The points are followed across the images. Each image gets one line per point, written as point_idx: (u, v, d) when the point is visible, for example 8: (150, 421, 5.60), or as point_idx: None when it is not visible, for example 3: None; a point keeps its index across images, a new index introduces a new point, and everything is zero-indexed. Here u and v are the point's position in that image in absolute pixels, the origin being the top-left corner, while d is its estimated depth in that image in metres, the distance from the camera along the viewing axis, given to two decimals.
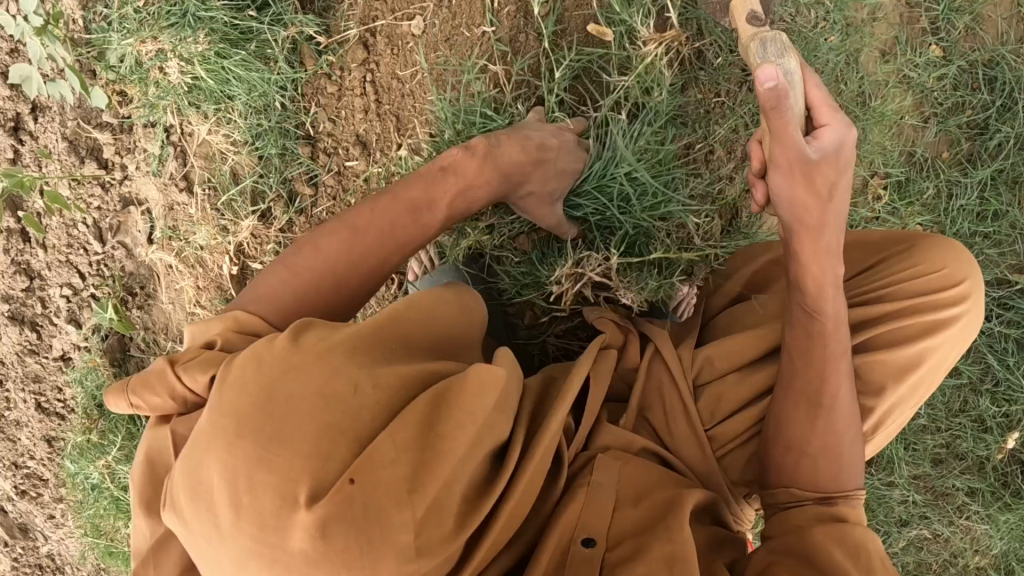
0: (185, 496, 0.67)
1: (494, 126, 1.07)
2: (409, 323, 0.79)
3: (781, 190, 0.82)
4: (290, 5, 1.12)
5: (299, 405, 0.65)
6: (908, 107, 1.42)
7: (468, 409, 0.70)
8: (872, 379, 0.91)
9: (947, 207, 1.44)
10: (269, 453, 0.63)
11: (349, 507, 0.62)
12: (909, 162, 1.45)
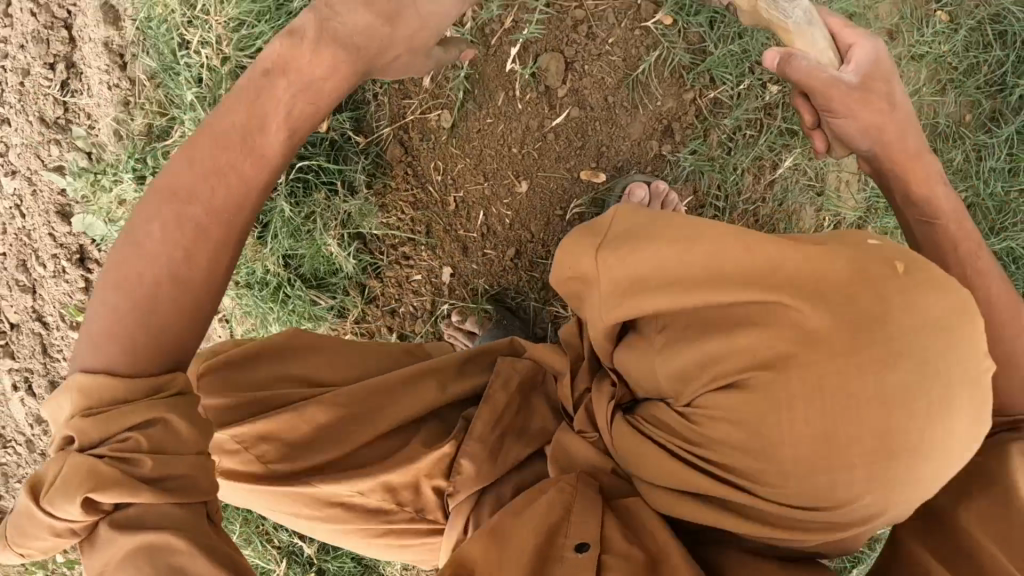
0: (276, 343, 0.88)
1: (550, 212, 1.24)
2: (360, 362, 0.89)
3: (852, 128, 0.89)
4: (325, 116, 1.20)
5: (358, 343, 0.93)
6: (924, 80, 1.44)
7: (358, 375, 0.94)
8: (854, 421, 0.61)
9: (978, 169, 1.45)
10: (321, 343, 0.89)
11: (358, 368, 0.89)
12: (934, 134, 1.45)
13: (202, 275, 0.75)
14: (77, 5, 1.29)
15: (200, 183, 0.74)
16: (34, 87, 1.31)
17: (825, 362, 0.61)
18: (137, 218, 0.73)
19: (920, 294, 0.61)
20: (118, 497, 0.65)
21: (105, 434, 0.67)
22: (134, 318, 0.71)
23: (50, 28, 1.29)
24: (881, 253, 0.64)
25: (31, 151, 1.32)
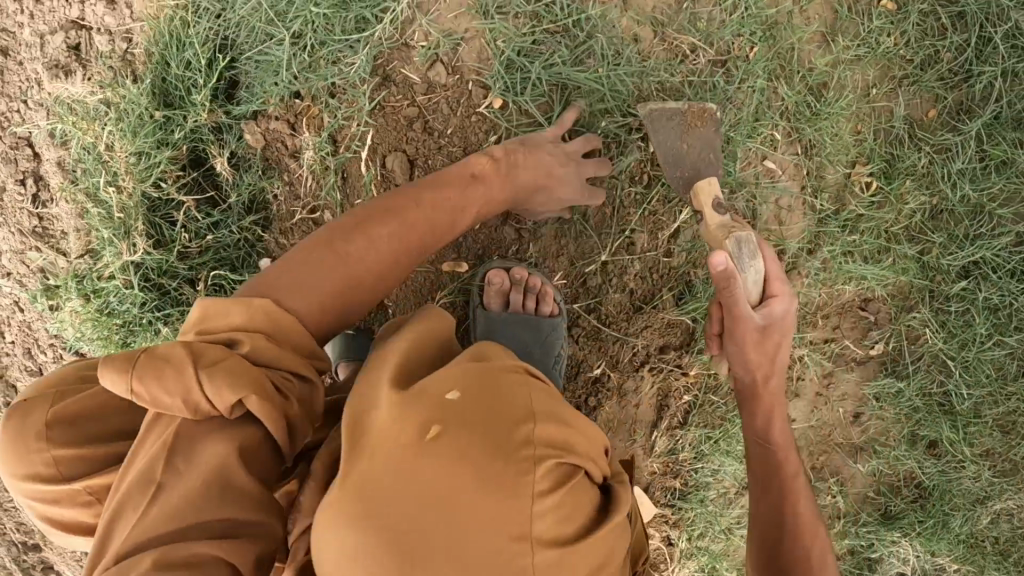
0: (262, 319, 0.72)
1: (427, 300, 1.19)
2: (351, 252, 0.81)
3: (738, 355, 1.00)
4: (230, 216, 1.23)
5: (384, 248, 0.85)
6: (873, 81, 1.26)
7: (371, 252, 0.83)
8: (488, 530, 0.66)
9: (946, 170, 1.28)
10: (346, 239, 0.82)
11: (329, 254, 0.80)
12: (890, 139, 1.29)
13: (382, 283, 0.85)
14: (33, 124, 1.40)
15: (386, 229, 0.86)
16: (11, 203, 1.44)
17: (354, 502, 0.66)
18: (350, 236, 0.83)
19: (478, 454, 0.67)
20: (265, 416, 0.68)
21: (276, 360, 0.72)
22: (328, 301, 0.78)
23: (16, 148, 1.42)
24: (439, 405, 0.69)
25: (18, 257, 1.45)
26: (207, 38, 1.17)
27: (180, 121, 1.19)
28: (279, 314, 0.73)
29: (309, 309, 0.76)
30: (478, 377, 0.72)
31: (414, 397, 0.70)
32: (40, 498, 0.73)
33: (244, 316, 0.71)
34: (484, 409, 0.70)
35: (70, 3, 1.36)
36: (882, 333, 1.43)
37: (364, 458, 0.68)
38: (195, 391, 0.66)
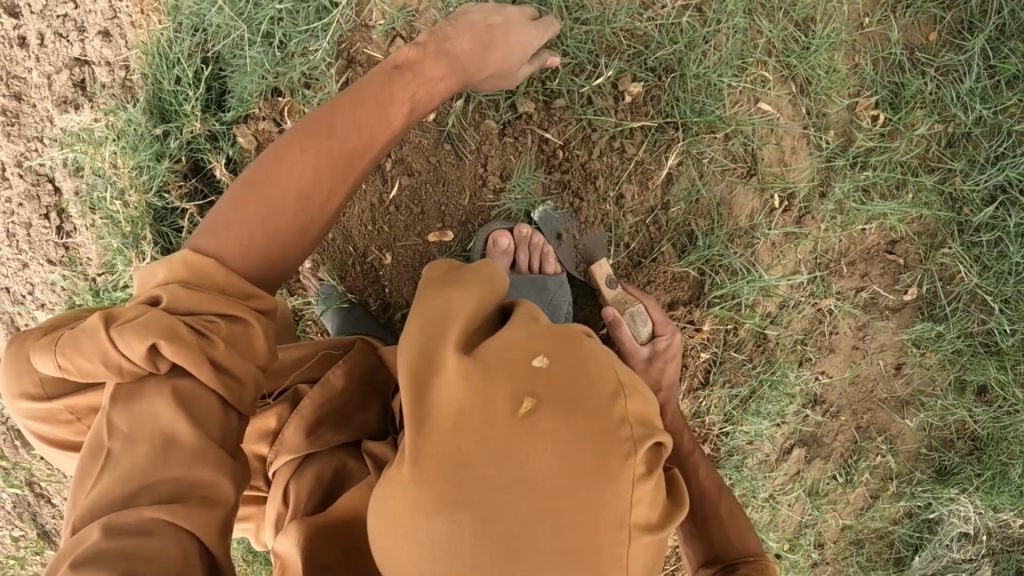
0: (187, 270, 0.71)
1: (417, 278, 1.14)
2: (273, 181, 0.75)
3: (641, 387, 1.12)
4: None
5: (307, 171, 0.76)
6: (864, 10, 1.22)
7: (300, 173, 0.75)
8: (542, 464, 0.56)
9: (956, 93, 1.23)
10: (271, 175, 0.75)
11: (251, 183, 0.74)
12: (891, 68, 1.24)
13: (317, 204, 0.77)
14: (49, 159, 1.47)
15: (307, 152, 0.76)
16: (38, 236, 1.51)
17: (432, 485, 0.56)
18: (267, 178, 0.75)
19: (575, 432, 0.57)
20: (184, 362, 0.67)
21: (192, 308, 0.69)
22: (271, 244, 0.74)
23: (37, 185, 1.49)
24: (527, 375, 0.59)
25: (48, 286, 1.53)
26: (191, 54, 1.22)
27: (176, 133, 1.24)
28: (195, 261, 0.71)
29: (234, 249, 0.73)
30: (560, 339, 0.62)
31: (493, 367, 0.59)
32: (34, 418, 0.79)
33: (166, 270, 0.71)
34: (577, 381, 0.59)
35: (71, 43, 1.44)
36: (913, 276, 1.36)
37: (444, 442, 0.57)
38: (114, 350, 0.68)
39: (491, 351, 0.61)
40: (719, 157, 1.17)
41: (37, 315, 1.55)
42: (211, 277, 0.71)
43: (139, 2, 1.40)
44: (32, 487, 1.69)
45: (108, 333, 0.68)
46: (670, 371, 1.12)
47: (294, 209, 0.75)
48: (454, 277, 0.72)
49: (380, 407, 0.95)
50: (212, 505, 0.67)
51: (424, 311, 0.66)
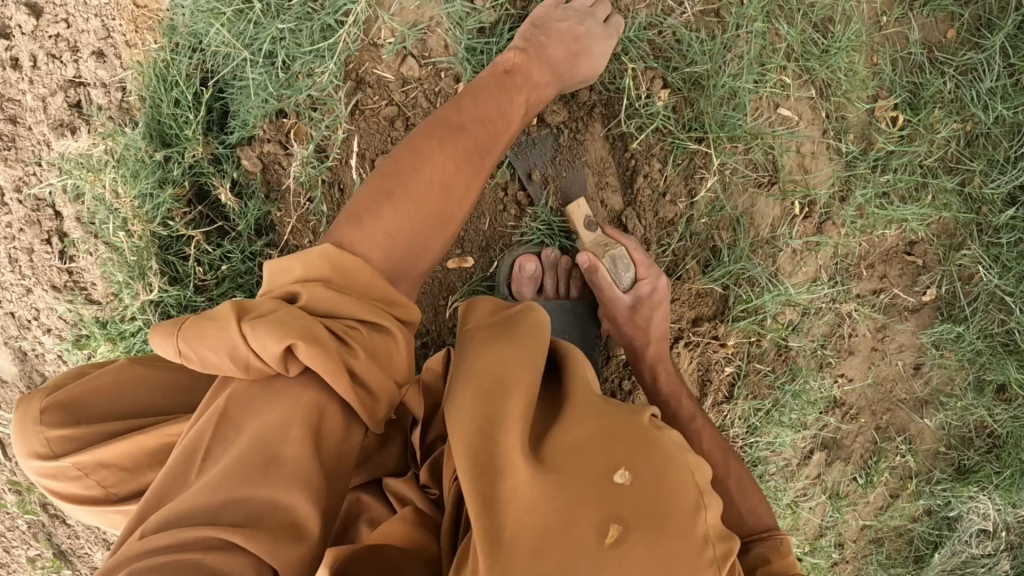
0: (332, 270, 0.74)
1: (438, 304, 1.13)
2: (410, 179, 0.83)
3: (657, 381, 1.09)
4: (245, 238, 1.24)
5: (437, 169, 0.84)
6: (881, 9, 1.19)
7: (433, 169, 0.84)
8: None
9: (975, 93, 1.21)
10: (409, 172, 0.83)
11: (389, 186, 0.82)
12: (909, 67, 1.21)
13: (449, 200, 0.86)
14: (48, 184, 1.43)
15: (442, 154, 0.85)
16: (41, 261, 1.48)
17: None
18: (417, 185, 0.83)
19: (657, 558, 0.61)
20: (322, 366, 0.68)
21: (337, 314, 0.72)
22: (414, 237, 0.81)
23: (36, 210, 1.45)
24: (610, 497, 0.62)
25: (53, 312, 1.50)
26: (189, 75, 1.18)
27: (178, 157, 1.21)
28: (340, 260, 0.75)
29: (376, 250, 0.78)
30: (632, 454, 0.65)
31: (568, 482, 0.63)
32: (46, 476, 0.80)
33: (306, 265, 0.74)
34: (653, 500, 0.63)
35: (65, 64, 1.40)
36: (932, 277, 1.34)
37: (526, 559, 0.60)
38: (245, 345, 0.68)
39: (563, 465, 0.64)
40: (741, 167, 1.15)
41: (44, 341, 1.53)
42: (360, 283, 0.75)
43: (134, 20, 1.35)
44: (45, 510, 1.68)
45: (241, 326, 0.69)
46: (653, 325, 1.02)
47: (434, 204, 0.84)
48: (508, 339, 0.73)
49: (403, 438, 0.93)
50: (296, 538, 0.64)
51: (486, 406, 0.66)
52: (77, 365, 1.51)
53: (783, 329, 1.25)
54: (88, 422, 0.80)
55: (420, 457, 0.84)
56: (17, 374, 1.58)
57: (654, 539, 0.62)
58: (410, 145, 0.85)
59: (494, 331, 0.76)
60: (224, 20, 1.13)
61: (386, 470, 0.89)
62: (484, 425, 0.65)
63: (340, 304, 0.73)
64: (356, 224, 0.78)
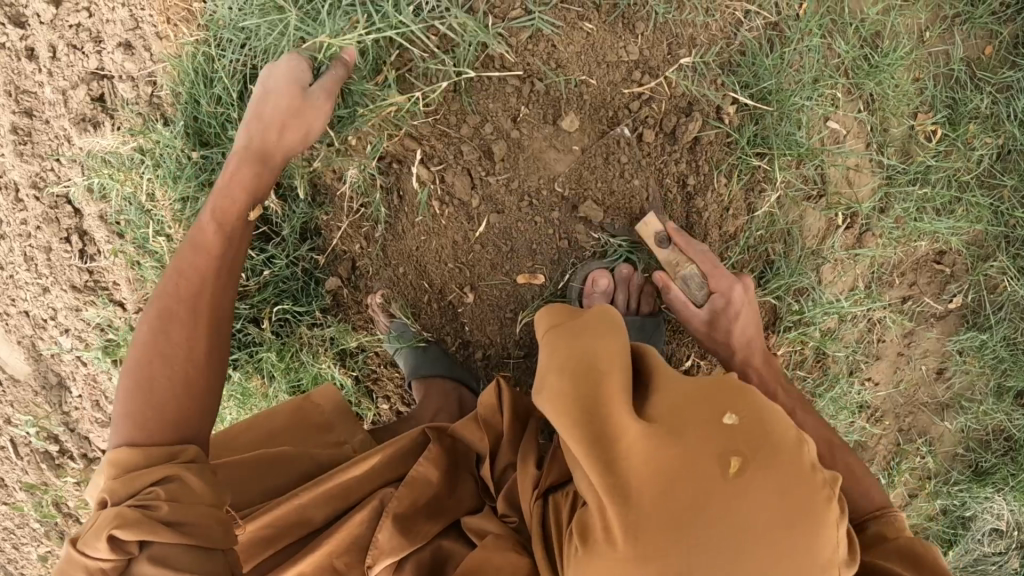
0: (117, 455, 0.78)
1: (505, 315, 1.11)
2: (150, 355, 0.85)
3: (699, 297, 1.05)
4: (290, 241, 1.17)
5: (163, 333, 0.87)
6: (926, 24, 1.22)
7: (166, 334, 0.87)
8: (753, 516, 0.60)
9: (1012, 110, 1.24)
10: (154, 345, 0.86)
11: (142, 366, 0.85)
12: (950, 82, 1.24)
13: (192, 352, 0.87)
14: (70, 180, 1.38)
15: (163, 319, 0.88)
16: (59, 261, 1.43)
17: (656, 546, 0.61)
18: (152, 353, 0.85)
19: (781, 485, 0.62)
20: (143, 535, 0.70)
21: (131, 490, 0.75)
22: (171, 396, 0.83)
23: (56, 208, 1.40)
24: (722, 436, 0.63)
25: (73, 312, 1.45)
26: (233, 71, 1.16)
27: (219, 158, 1.19)
28: (122, 457, 0.78)
29: (141, 428, 0.80)
30: (730, 397, 0.66)
31: (676, 431, 0.64)
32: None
33: (104, 477, 0.79)
34: (763, 433, 0.64)
35: (87, 55, 1.33)
36: (960, 286, 1.38)
37: (660, 505, 0.62)
38: (87, 563, 0.71)
39: (670, 418, 0.65)
40: (794, 181, 1.17)
41: (62, 342, 1.49)
42: (132, 457, 0.78)
43: (165, 9, 1.26)
44: (62, 511, 1.62)
45: (78, 549, 0.71)
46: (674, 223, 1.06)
47: (175, 366, 0.85)
48: (576, 336, 0.74)
49: (473, 474, 0.94)
50: None
51: (582, 381, 0.68)
52: (103, 368, 1.47)
53: (823, 337, 1.29)
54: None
55: (494, 490, 0.88)
56: (31, 372, 1.53)
57: (775, 467, 0.62)
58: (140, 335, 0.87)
59: (556, 323, 0.78)
60: (285, 18, 1.09)
61: (462, 512, 0.89)
62: (580, 398, 0.67)
63: (133, 475, 0.75)
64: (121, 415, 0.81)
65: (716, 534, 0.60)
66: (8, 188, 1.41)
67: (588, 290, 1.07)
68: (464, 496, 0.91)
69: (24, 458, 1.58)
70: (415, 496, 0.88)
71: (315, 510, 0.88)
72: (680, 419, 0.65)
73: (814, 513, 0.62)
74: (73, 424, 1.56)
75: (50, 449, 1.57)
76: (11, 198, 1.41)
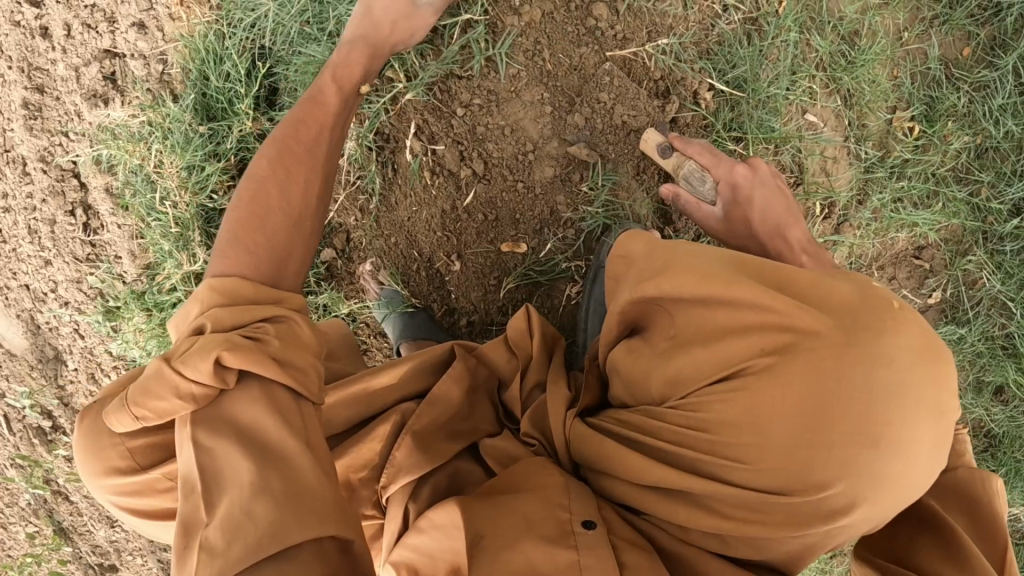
0: (222, 296, 0.78)
1: (489, 282, 1.16)
2: (256, 204, 0.86)
3: (766, 197, 1.05)
4: None
5: (276, 178, 0.88)
6: (904, 25, 1.27)
7: (271, 183, 0.87)
8: (893, 367, 0.69)
9: (988, 108, 1.28)
10: (272, 190, 0.87)
11: (244, 219, 0.84)
12: (928, 81, 1.29)
13: (305, 199, 0.90)
14: (78, 153, 1.40)
15: (294, 168, 0.90)
16: (63, 234, 1.45)
17: (813, 397, 0.69)
18: (261, 198, 0.86)
19: (912, 345, 0.70)
20: (250, 364, 0.73)
21: (243, 321, 0.77)
22: (277, 233, 0.85)
23: (62, 180, 1.43)
24: (862, 307, 0.72)
25: (73, 285, 1.47)
26: (242, 49, 1.27)
27: (224, 131, 1.30)
28: (222, 286, 0.79)
29: (251, 267, 0.82)
30: (876, 290, 0.75)
31: (816, 304, 0.73)
32: (125, 493, 0.85)
33: (199, 304, 0.79)
34: (886, 305, 0.73)
35: (100, 34, 1.36)
36: (938, 281, 1.39)
37: (820, 362, 0.70)
38: (184, 383, 0.73)
39: (823, 299, 0.73)
40: (772, 166, 1.22)
41: (62, 315, 1.50)
42: (240, 291, 0.79)
43: None
44: (51, 486, 1.60)
45: (175, 368, 0.74)
46: (770, 207, 1.04)
47: (269, 219, 0.85)
48: (660, 264, 0.78)
49: (489, 400, 1.03)
50: (316, 498, 0.71)
51: (721, 277, 0.74)
52: (101, 337, 1.48)
53: None
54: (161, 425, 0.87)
55: (520, 412, 0.98)
56: (29, 347, 1.53)
57: (905, 328, 0.71)
58: (253, 179, 0.87)
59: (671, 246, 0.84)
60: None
61: (482, 435, 0.99)
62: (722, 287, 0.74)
63: (246, 313, 0.77)
64: (251, 245, 0.83)
65: (858, 388, 0.69)
66: (16, 162, 1.43)
67: (603, 249, 1.13)
68: (483, 424, 1.00)
69: (17, 434, 1.57)
70: (435, 423, 0.96)
71: (341, 412, 0.96)
72: (814, 293, 0.74)
73: (932, 366, 0.70)
74: (67, 399, 1.56)
75: (43, 425, 1.57)
76: (18, 172, 1.43)
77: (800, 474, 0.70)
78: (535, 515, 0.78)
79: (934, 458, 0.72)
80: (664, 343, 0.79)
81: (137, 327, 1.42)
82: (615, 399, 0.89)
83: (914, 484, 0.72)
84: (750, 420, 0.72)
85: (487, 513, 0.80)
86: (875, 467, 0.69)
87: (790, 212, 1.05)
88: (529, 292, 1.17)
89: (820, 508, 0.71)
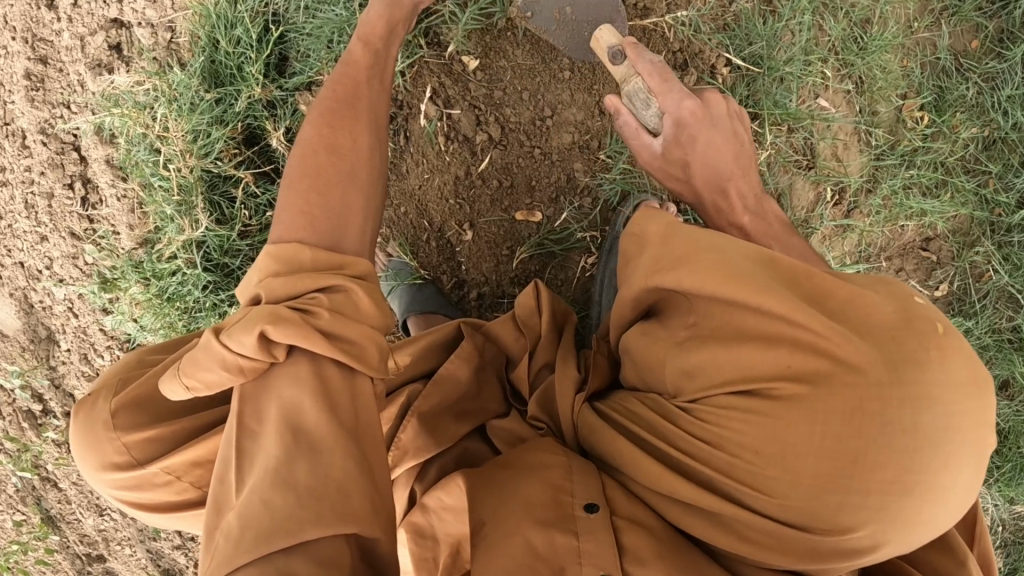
0: (279, 266, 0.76)
1: (502, 251, 1.16)
2: (315, 162, 0.83)
3: (709, 145, 0.88)
4: None
5: (329, 138, 0.86)
6: (914, 14, 1.28)
7: (323, 142, 0.85)
8: (936, 410, 0.61)
9: (996, 99, 1.29)
10: (326, 152, 0.84)
11: (303, 178, 0.82)
12: (936, 71, 1.29)
13: (358, 155, 0.86)
14: (79, 125, 1.38)
15: (346, 130, 0.87)
16: (61, 207, 1.41)
17: (851, 435, 0.62)
18: (315, 158, 0.84)
19: (960, 383, 0.62)
20: (294, 337, 0.70)
21: (293, 291, 0.74)
22: (333, 190, 0.82)
23: (62, 153, 1.40)
24: (908, 333, 0.63)
25: (70, 261, 1.43)
26: (256, 16, 1.27)
27: (233, 98, 1.29)
28: (278, 254, 0.77)
29: (307, 230, 0.79)
30: (922, 311, 0.65)
31: (852, 324, 0.64)
32: (124, 488, 0.84)
33: (258, 272, 0.77)
34: (936, 337, 0.63)
35: (108, 3, 1.34)
36: (945, 273, 1.38)
37: (862, 397, 0.62)
38: (230, 354, 0.71)
39: (860, 319, 0.65)
40: (784, 147, 1.24)
41: (56, 292, 1.46)
42: (297, 255, 0.76)
43: None
44: (40, 471, 1.55)
45: (220, 340, 0.72)
46: (712, 158, 0.88)
47: (325, 177, 0.83)
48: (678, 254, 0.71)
49: (498, 379, 1.00)
50: (343, 491, 0.66)
51: (752, 282, 0.66)
52: (95, 315, 1.45)
53: None
54: (160, 417, 0.85)
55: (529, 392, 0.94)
56: (21, 327, 1.49)
57: (952, 361, 0.62)
58: (309, 140, 0.85)
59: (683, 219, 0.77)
60: None
61: (489, 416, 0.96)
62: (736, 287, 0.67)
63: (297, 283, 0.74)
64: (309, 204, 0.80)
65: (898, 426, 0.61)
66: (15, 135, 1.40)
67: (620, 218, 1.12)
68: (492, 405, 0.97)
69: (6, 417, 1.52)
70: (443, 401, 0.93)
71: None
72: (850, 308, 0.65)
73: (976, 408, 0.62)
74: (59, 380, 1.51)
75: (33, 408, 1.52)
76: (17, 145, 1.40)
77: (821, 514, 0.64)
78: (537, 497, 0.75)
79: (963, 499, 0.64)
80: (685, 333, 0.73)
81: (134, 297, 1.38)
82: (627, 381, 0.85)
83: (941, 524, 0.65)
84: (775, 448, 0.65)
85: (492, 500, 0.77)
86: (904, 511, 0.62)
87: (735, 159, 0.89)
88: (541, 264, 1.18)
89: (838, 547, 0.65)
